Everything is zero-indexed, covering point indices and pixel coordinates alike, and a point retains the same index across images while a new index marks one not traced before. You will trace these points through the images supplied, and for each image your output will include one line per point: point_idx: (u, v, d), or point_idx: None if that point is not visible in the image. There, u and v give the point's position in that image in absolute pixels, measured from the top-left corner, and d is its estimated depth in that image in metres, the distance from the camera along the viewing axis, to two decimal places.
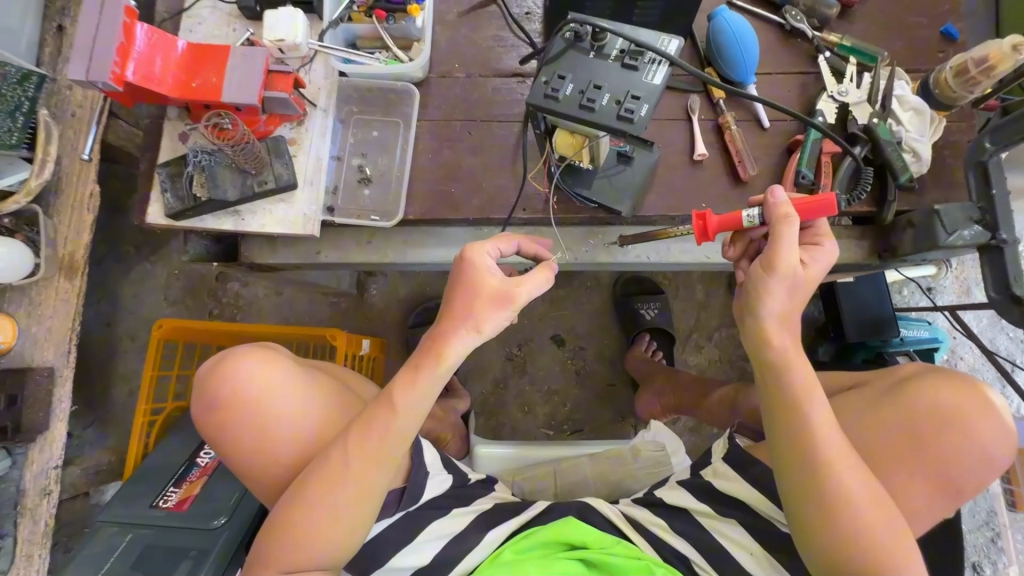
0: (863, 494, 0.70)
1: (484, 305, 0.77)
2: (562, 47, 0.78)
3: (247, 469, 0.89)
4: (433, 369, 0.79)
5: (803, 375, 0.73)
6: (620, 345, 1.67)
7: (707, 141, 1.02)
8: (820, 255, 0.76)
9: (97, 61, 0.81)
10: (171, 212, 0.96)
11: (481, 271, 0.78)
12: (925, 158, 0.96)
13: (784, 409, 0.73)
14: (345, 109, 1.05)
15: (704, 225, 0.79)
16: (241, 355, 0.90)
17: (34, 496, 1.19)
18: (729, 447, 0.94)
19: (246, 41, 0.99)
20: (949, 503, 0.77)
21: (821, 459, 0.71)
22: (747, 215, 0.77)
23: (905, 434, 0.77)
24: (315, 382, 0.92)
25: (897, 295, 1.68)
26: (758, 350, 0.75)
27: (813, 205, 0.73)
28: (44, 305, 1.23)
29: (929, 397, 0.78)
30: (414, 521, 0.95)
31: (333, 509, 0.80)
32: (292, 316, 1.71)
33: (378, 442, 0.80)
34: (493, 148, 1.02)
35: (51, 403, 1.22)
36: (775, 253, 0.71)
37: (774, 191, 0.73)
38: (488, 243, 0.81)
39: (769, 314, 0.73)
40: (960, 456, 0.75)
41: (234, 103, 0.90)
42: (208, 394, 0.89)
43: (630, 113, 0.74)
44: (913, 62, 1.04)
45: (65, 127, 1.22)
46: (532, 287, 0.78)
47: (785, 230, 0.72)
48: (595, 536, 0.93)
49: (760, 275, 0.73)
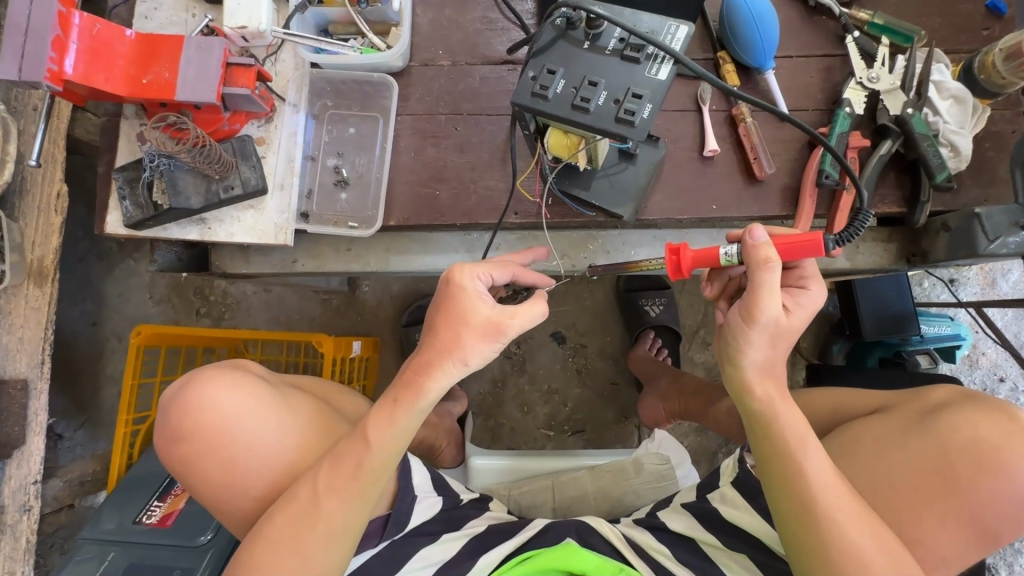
0: (874, 550, 0.63)
1: (472, 338, 0.69)
2: (552, 37, 0.68)
3: (215, 502, 0.81)
4: (412, 404, 0.72)
5: (794, 419, 0.68)
6: (623, 344, 1.59)
7: (719, 134, 0.92)
8: (805, 299, 0.69)
9: (31, 59, 0.73)
10: (130, 221, 0.87)
11: (471, 300, 0.69)
12: (965, 153, 0.86)
13: (775, 459, 0.68)
14: (318, 103, 0.96)
15: (677, 261, 0.72)
16: (205, 378, 0.81)
17: (14, 513, 1.03)
18: (740, 472, 0.87)
19: (205, 28, 0.89)
20: (980, 551, 0.69)
21: (821, 514, 0.65)
22: (724, 252, 0.69)
23: (937, 473, 0.69)
24: (287, 405, 0.84)
25: (917, 288, 1.52)
26: (741, 400, 0.71)
27: (798, 245, 0.65)
28: (13, 315, 1.03)
29: (967, 432, 0.70)
30: (400, 552, 0.85)
31: (301, 553, 0.72)
32: (282, 315, 1.59)
33: (353, 480, 0.73)
34: (481, 145, 0.93)
35: (27, 418, 1.04)
36: (753, 304, 0.64)
37: (753, 231, 0.65)
38: (480, 267, 0.71)
39: (751, 365, 0.69)
40: (999, 501, 0.67)
41: (191, 101, 0.81)
42: (169, 422, 0.81)
43: (630, 114, 0.64)
44: (953, 41, 0.92)
45: (25, 123, 1.03)
46: (526, 320, 0.70)
47: (764, 276, 0.64)
48: (599, 563, 0.83)
49: (740, 327, 0.67)
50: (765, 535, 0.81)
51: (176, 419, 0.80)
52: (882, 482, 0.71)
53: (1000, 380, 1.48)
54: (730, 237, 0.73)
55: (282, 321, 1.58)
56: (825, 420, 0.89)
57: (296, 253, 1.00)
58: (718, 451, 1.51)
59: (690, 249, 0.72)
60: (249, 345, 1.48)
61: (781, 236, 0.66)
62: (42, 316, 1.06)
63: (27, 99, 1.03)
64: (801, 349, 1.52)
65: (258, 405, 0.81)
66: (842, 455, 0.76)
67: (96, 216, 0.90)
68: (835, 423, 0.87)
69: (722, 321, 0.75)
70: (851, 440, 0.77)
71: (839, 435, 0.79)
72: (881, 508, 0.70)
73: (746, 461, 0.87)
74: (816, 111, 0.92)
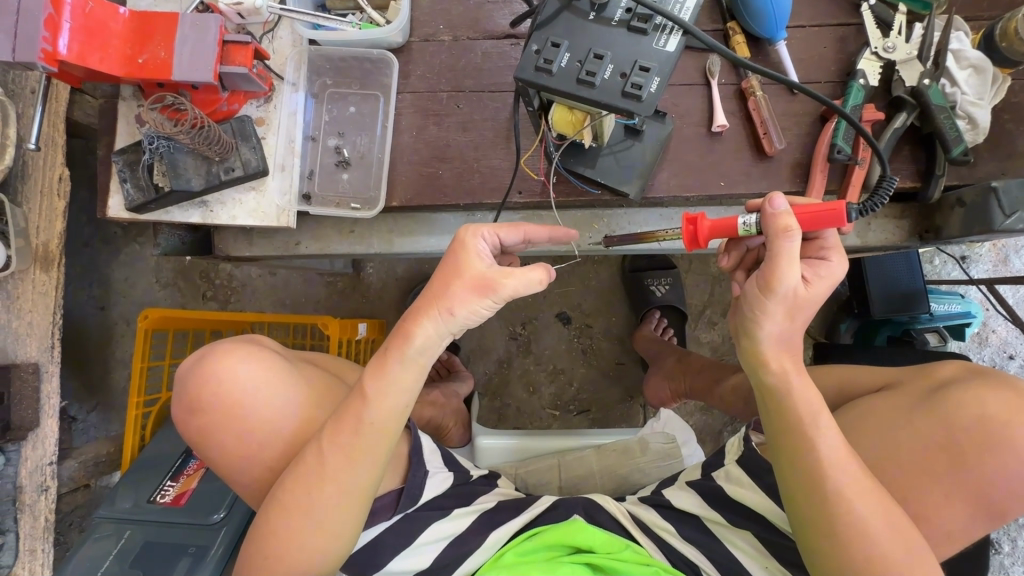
0: (881, 523, 0.64)
1: (462, 289, 0.68)
2: (556, 8, 0.66)
3: (231, 471, 0.82)
4: (401, 352, 0.72)
5: (809, 395, 0.68)
6: (628, 324, 1.59)
7: (728, 108, 0.90)
8: (824, 272, 0.68)
9: (23, 38, 0.72)
10: (131, 205, 0.86)
11: (472, 258, 0.69)
12: (982, 125, 0.83)
13: (788, 434, 0.68)
14: (318, 82, 0.94)
15: (694, 231, 0.71)
16: (220, 350, 0.82)
17: (31, 492, 1.05)
18: (744, 449, 0.86)
19: (200, 4, 0.87)
20: (986, 526, 0.69)
21: (830, 488, 0.65)
22: (743, 222, 0.67)
23: (944, 450, 0.69)
24: (301, 378, 0.84)
25: (927, 266, 1.50)
26: (756, 373, 0.71)
27: (819, 215, 0.63)
28: (22, 301, 1.03)
29: (975, 408, 0.69)
30: (413, 525, 0.86)
31: (315, 515, 0.73)
32: (285, 297, 1.59)
33: (356, 441, 0.73)
34: (485, 123, 0.91)
35: (40, 401, 1.05)
36: (772, 275, 0.64)
37: (773, 200, 0.63)
38: (485, 226, 0.71)
39: (766, 338, 0.68)
40: (1006, 477, 0.66)
41: (187, 80, 0.80)
42: (183, 395, 0.82)
43: (637, 88, 0.62)
44: (975, 8, 0.89)
45: (23, 106, 1.02)
46: (520, 283, 0.68)
47: (784, 246, 0.63)
48: (605, 537, 0.84)
49: (757, 297, 0.67)
50: (768, 512, 0.81)
51: (192, 391, 0.81)
52: (887, 459, 0.71)
53: (1009, 358, 1.47)
54: (750, 206, 0.71)
55: (288, 304, 1.59)
56: (831, 397, 0.88)
57: (299, 236, 1.00)
58: (723, 430, 1.52)
59: (708, 219, 0.71)
60: (256, 327, 1.49)
61: (802, 205, 0.64)
62: (50, 301, 1.06)
63: (25, 80, 1.02)
64: (810, 330, 1.52)
65: (272, 377, 0.81)
66: (848, 432, 0.76)
67: (99, 199, 0.89)
68: (841, 400, 0.87)
69: (738, 292, 0.74)
70: (857, 417, 0.76)
71: (846, 412, 0.79)
72: (887, 485, 0.70)
73: (752, 438, 0.87)
74: (828, 83, 0.89)
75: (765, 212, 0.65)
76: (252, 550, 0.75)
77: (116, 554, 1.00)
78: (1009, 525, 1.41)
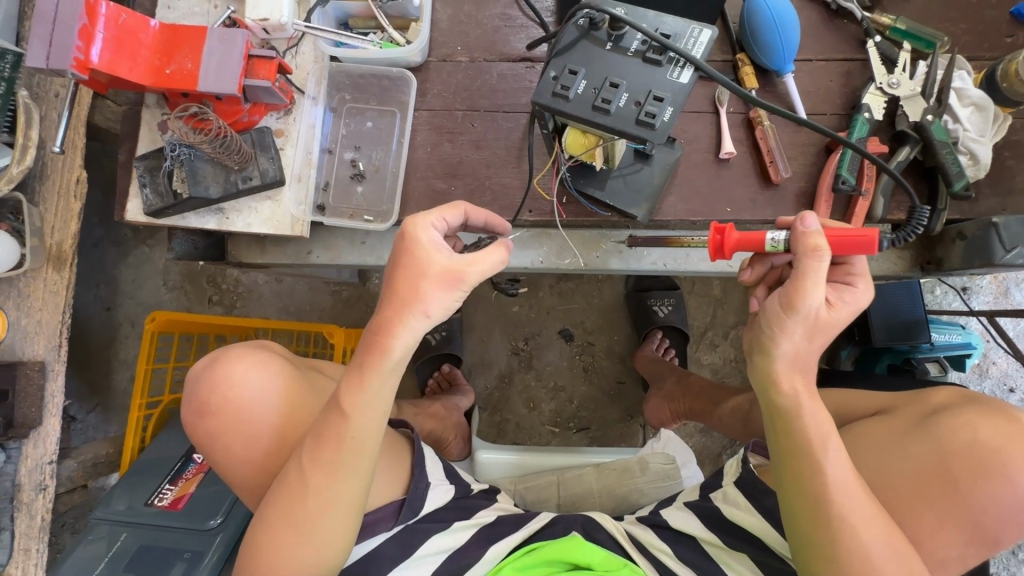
0: (883, 549, 0.64)
1: (431, 288, 0.67)
2: (575, 37, 0.68)
3: (236, 478, 0.82)
4: (380, 365, 0.70)
5: (820, 418, 0.67)
6: (630, 342, 1.59)
7: (736, 136, 0.92)
8: (849, 297, 0.68)
9: (58, 46, 0.75)
10: (149, 209, 0.89)
11: (426, 253, 0.67)
12: (983, 162, 0.85)
13: (796, 458, 0.67)
14: (337, 96, 0.96)
15: (720, 240, 0.72)
16: (231, 356, 0.83)
17: (29, 490, 1.05)
18: (742, 471, 0.86)
19: (227, 20, 0.90)
20: (981, 553, 0.69)
21: (836, 515, 0.65)
22: (771, 237, 0.69)
23: (937, 475, 0.69)
24: (305, 388, 0.85)
25: (929, 295, 1.51)
26: (767, 394, 0.69)
27: (852, 241, 0.65)
28: (33, 298, 1.06)
29: (967, 434, 0.70)
30: (414, 536, 0.86)
31: (309, 522, 0.73)
32: (291, 304, 1.61)
33: (337, 451, 0.72)
34: (497, 141, 0.93)
35: (44, 398, 1.06)
36: (797, 293, 0.64)
37: (806, 219, 0.66)
38: (431, 214, 0.69)
39: (782, 356, 0.67)
40: (998, 504, 0.67)
41: (213, 92, 0.82)
42: (194, 398, 0.83)
43: (651, 116, 0.64)
44: (977, 48, 0.91)
45: (46, 109, 1.04)
46: (484, 267, 0.69)
47: (812, 265, 0.64)
48: (603, 556, 0.84)
49: (777, 314, 0.65)
50: (764, 534, 0.82)
51: (202, 395, 0.82)
52: (882, 485, 0.71)
53: (1008, 390, 1.48)
54: (780, 224, 0.73)
55: (293, 311, 1.60)
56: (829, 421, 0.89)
57: (312, 245, 1.01)
58: (722, 452, 1.52)
59: (736, 232, 0.72)
60: (260, 333, 1.50)
61: (834, 230, 0.66)
62: (61, 300, 1.08)
63: (50, 85, 1.05)
64: None
65: (279, 386, 0.82)
66: None
67: (117, 203, 0.91)
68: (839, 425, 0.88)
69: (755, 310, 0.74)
70: (851, 443, 0.78)
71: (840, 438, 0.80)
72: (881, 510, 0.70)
73: (751, 460, 0.86)
74: (834, 116, 0.92)
75: (797, 231, 0.66)
76: (250, 555, 0.75)
77: (110, 556, 1.01)
78: (1007, 558, 1.40)
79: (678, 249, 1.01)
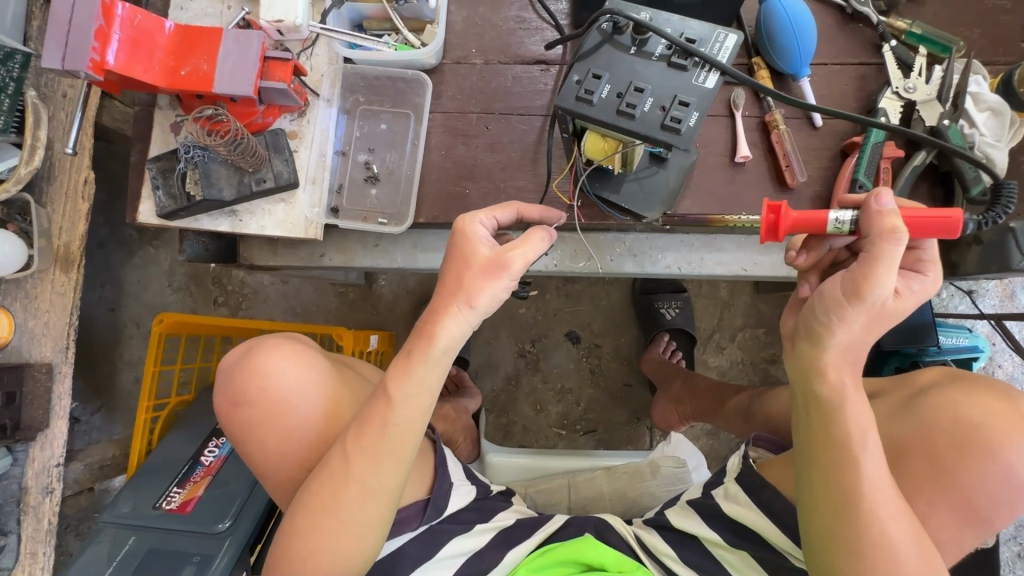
0: (907, 542, 0.63)
1: (473, 277, 0.68)
2: (597, 41, 0.68)
3: (267, 470, 0.82)
4: (424, 355, 0.72)
5: (862, 412, 0.65)
6: (638, 344, 1.59)
7: (751, 140, 0.92)
8: (916, 285, 0.64)
9: (75, 47, 0.74)
10: (162, 211, 0.88)
11: (475, 243, 0.71)
12: (999, 166, 0.85)
13: (827, 449, 0.66)
14: (350, 98, 0.96)
15: (776, 221, 0.68)
16: (268, 348, 0.83)
17: (37, 493, 1.04)
18: (743, 468, 0.85)
19: (241, 21, 0.89)
20: (973, 533, 0.69)
21: (864, 507, 0.63)
22: (834, 218, 0.66)
23: (925, 456, 0.69)
24: (338, 381, 0.85)
25: (935, 298, 1.52)
26: (808, 382, 0.67)
27: (933, 223, 0.61)
28: (40, 300, 1.05)
29: (950, 410, 0.70)
30: (435, 537, 0.86)
31: (342, 514, 0.73)
32: (298, 306, 1.60)
33: (379, 441, 0.73)
34: (511, 144, 0.93)
35: (51, 401, 1.05)
36: (866, 279, 0.60)
37: (880, 197, 0.62)
38: (481, 211, 0.73)
39: (832, 346, 0.64)
40: (987, 483, 0.66)
41: (229, 93, 0.81)
42: (229, 388, 0.83)
43: (676, 121, 0.64)
44: (993, 53, 0.91)
45: (55, 109, 1.04)
46: (527, 252, 0.68)
47: (887, 248, 0.59)
48: (618, 556, 0.85)
49: (839, 301, 0.62)
50: (765, 531, 0.80)
51: (237, 385, 0.82)
52: None
53: None
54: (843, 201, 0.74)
55: (299, 312, 1.60)
56: None
57: (324, 248, 1.01)
58: (729, 455, 1.52)
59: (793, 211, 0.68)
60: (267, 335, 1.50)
61: (910, 211, 0.62)
62: (67, 302, 1.08)
63: (59, 86, 1.04)
64: None
65: (312, 379, 0.82)
66: None
67: (129, 205, 0.91)
68: None
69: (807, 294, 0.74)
70: None
71: None
72: None
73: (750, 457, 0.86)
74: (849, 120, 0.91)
75: (869, 211, 0.62)
76: (282, 546, 0.75)
77: (118, 560, 1.00)
78: (1012, 559, 1.41)
79: (692, 252, 1.00)
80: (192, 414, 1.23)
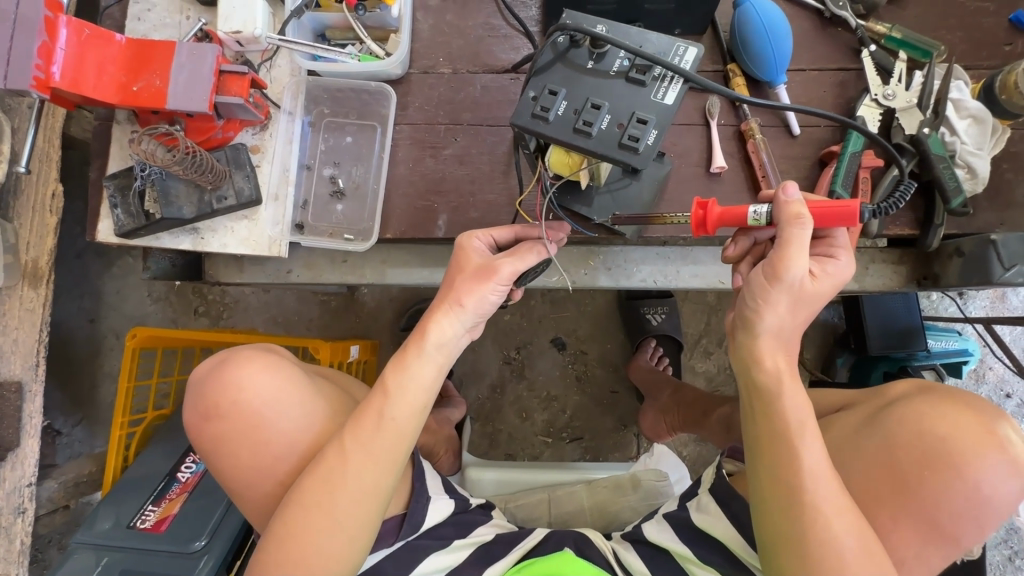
0: (854, 543, 0.60)
1: (465, 281, 0.72)
2: (551, 58, 0.65)
3: (240, 486, 0.79)
4: (421, 348, 0.72)
5: (800, 402, 0.64)
6: (624, 351, 1.57)
7: (727, 150, 0.89)
8: (831, 268, 0.67)
9: (16, 64, 0.72)
10: (121, 230, 0.85)
11: (468, 253, 0.74)
12: (982, 175, 0.83)
13: (772, 443, 0.65)
14: (315, 110, 0.93)
15: (703, 215, 0.69)
16: (241, 359, 0.80)
17: (7, 514, 1.02)
18: (716, 478, 0.84)
19: (198, 32, 0.86)
20: (942, 553, 0.66)
21: (808, 501, 0.62)
22: (754, 211, 0.66)
23: (886, 471, 0.67)
24: (317, 391, 0.82)
25: (925, 301, 1.49)
26: (748, 371, 0.68)
27: (833, 212, 0.63)
28: (7, 317, 1.02)
29: (915, 424, 0.68)
30: (413, 555, 0.84)
31: (333, 513, 0.70)
32: (279, 316, 1.57)
33: (374, 435, 0.72)
34: (481, 156, 0.90)
35: (21, 419, 1.03)
36: (780, 262, 0.62)
37: (787, 187, 0.64)
38: (477, 229, 0.77)
39: (764, 331, 0.66)
40: (948, 498, 0.64)
41: (181, 109, 0.79)
42: (201, 401, 0.79)
43: (634, 139, 0.61)
44: (975, 57, 0.89)
45: (18, 122, 1.01)
46: (517, 263, 0.71)
47: (795, 233, 0.62)
48: (594, 572, 0.81)
49: (762, 286, 0.65)
50: (733, 543, 0.79)
51: (210, 397, 0.79)
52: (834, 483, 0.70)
53: (1005, 396, 1.46)
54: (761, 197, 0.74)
55: (280, 322, 1.57)
56: None
57: (291, 264, 0.99)
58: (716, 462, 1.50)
59: (719, 206, 0.69)
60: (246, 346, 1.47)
61: (816, 201, 0.64)
62: (36, 318, 1.05)
63: (21, 98, 1.01)
64: (804, 361, 1.48)
65: (290, 388, 0.79)
66: None
67: (89, 223, 0.88)
68: None
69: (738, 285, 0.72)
70: None
71: None
72: None
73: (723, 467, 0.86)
74: (828, 127, 0.88)
75: (777, 201, 0.65)
76: (262, 557, 0.70)
77: None
78: (1003, 565, 1.40)
79: (668, 264, 0.99)
80: (170, 426, 1.19)
